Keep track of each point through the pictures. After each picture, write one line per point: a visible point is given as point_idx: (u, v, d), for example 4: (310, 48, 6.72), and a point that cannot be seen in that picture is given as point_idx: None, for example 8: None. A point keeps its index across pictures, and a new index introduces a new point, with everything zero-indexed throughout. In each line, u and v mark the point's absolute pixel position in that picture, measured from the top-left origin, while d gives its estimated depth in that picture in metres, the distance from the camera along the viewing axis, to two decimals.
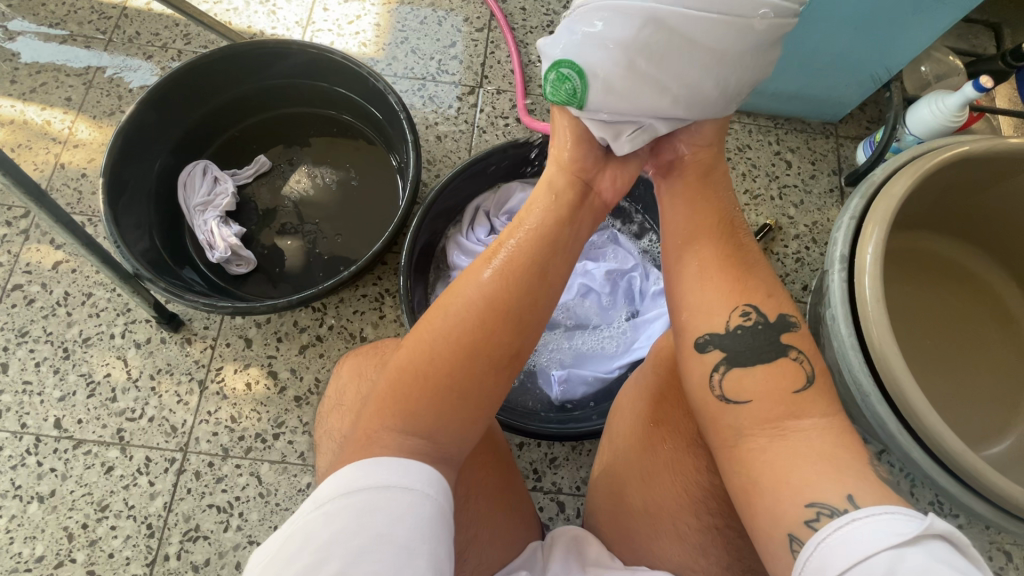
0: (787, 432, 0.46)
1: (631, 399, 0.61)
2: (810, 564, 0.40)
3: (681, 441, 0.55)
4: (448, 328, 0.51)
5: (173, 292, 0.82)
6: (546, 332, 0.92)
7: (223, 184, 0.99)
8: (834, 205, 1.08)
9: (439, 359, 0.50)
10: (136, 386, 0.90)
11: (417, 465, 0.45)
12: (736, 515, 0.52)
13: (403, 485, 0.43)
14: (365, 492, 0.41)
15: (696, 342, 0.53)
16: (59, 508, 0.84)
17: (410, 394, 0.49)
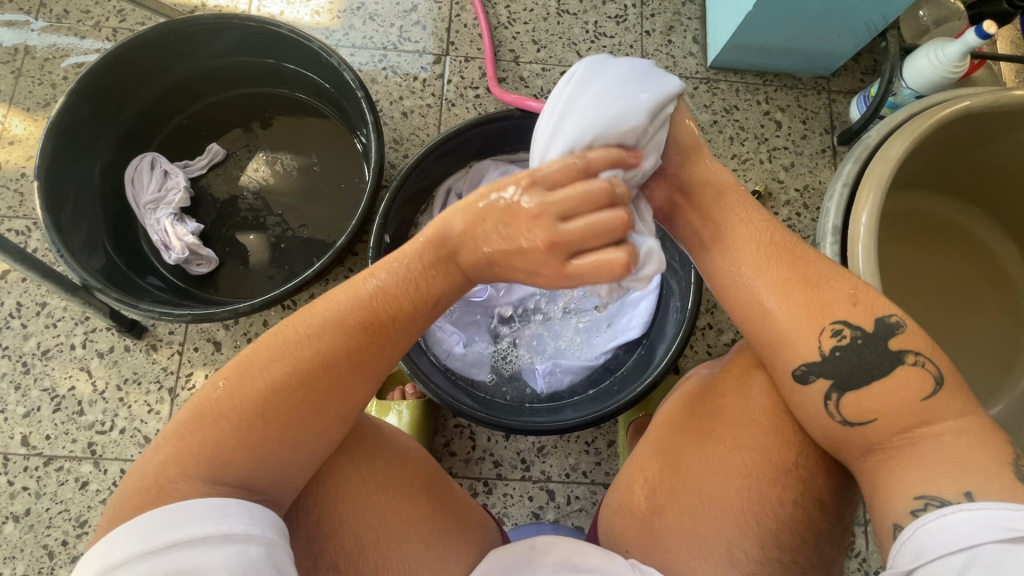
0: (918, 439, 0.43)
1: (714, 406, 0.54)
2: (904, 545, 0.40)
3: (767, 470, 0.49)
4: (273, 370, 0.44)
5: (125, 302, 0.77)
6: (528, 320, 0.89)
7: (174, 178, 0.92)
8: (827, 166, 1.03)
9: (261, 407, 0.43)
10: (103, 398, 0.86)
11: (239, 505, 0.40)
12: (805, 550, 0.49)
13: (211, 531, 0.38)
14: (176, 549, 0.37)
15: (793, 373, 0.48)
16: (37, 526, 0.82)
17: (216, 439, 0.42)
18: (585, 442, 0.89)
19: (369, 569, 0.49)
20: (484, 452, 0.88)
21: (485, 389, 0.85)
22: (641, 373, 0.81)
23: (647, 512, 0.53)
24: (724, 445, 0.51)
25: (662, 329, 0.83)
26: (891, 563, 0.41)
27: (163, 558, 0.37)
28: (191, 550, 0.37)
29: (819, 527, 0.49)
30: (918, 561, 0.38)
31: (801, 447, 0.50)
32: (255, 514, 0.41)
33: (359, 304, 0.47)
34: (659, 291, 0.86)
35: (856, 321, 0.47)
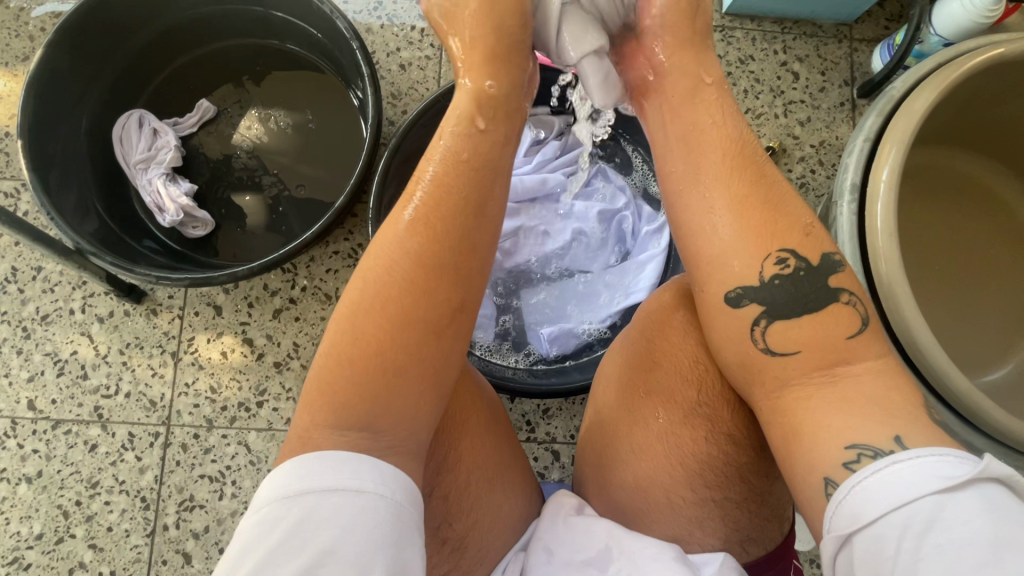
0: (837, 378, 0.41)
1: (627, 357, 0.54)
2: (843, 503, 0.37)
3: (675, 413, 0.49)
4: (380, 308, 0.43)
5: (121, 266, 0.76)
6: (532, 283, 0.87)
7: (164, 136, 0.89)
8: (845, 121, 0.98)
9: (378, 348, 0.42)
10: (106, 362, 0.86)
11: (376, 462, 0.39)
12: (735, 485, 0.49)
13: (379, 493, 0.38)
14: (316, 493, 0.37)
15: (726, 298, 0.45)
16: (49, 487, 0.83)
17: (343, 392, 0.41)
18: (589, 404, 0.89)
19: (464, 509, 0.48)
20: None
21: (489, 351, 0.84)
22: None
23: (592, 469, 0.55)
24: (639, 395, 0.51)
25: None
26: (830, 525, 0.38)
27: (303, 499, 0.36)
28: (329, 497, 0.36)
29: (742, 461, 0.49)
30: (863, 520, 0.36)
31: (701, 384, 0.49)
32: (385, 469, 0.39)
33: (418, 223, 0.46)
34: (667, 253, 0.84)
35: (803, 252, 0.44)
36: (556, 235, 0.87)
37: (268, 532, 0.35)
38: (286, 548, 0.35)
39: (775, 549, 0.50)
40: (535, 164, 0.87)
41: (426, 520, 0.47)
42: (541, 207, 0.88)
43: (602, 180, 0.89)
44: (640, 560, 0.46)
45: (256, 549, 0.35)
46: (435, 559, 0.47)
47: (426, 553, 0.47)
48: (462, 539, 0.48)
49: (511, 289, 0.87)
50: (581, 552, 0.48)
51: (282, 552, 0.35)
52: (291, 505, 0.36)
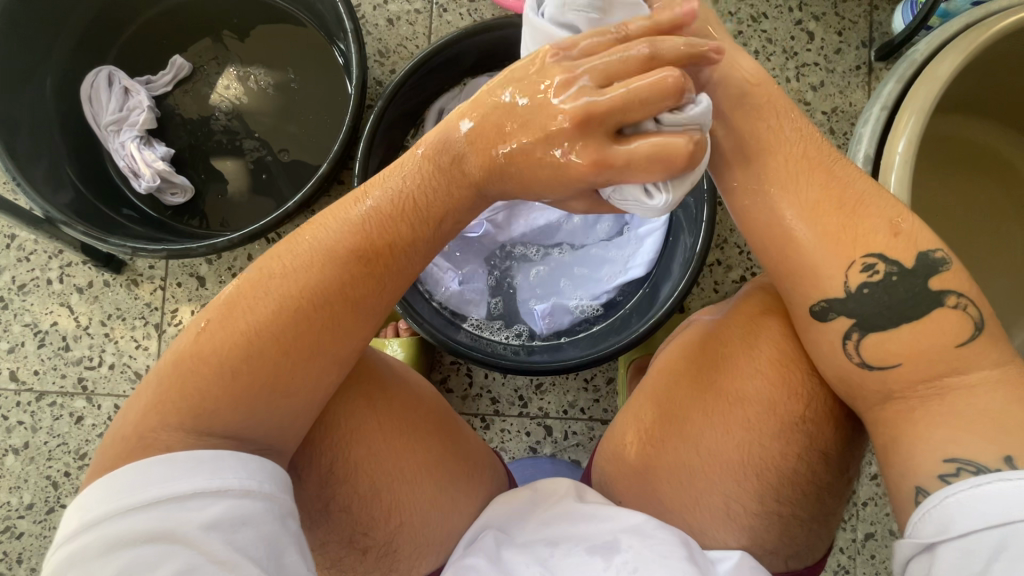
0: (949, 389, 0.40)
1: (711, 356, 0.51)
2: (931, 514, 0.37)
3: (771, 423, 0.48)
4: (258, 307, 0.41)
5: (93, 236, 0.72)
6: (527, 256, 0.84)
7: (136, 96, 0.83)
8: (860, 85, 0.93)
9: (243, 348, 0.40)
10: (88, 333, 0.84)
11: (238, 459, 0.37)
12: (807, 503, 0.49)
13: (243, 487, 0.36)
14: (165, 504, 0.34)
15: (811, 310, 0.45)
16: (37, 459, 0.82)
17: (198, 385, 0.39)
18: (584, 379, 0.87)
19: (384, 517, 0.47)
20: (481, 389, 0.87)
21: (480, 326, 0.82)
22: (643, 313, 0.77)
23: (636, 463, 0.53)
24: (726, 398, 0.49)
25: (671, 266, 0.77)
26: (911, 532, 0.38)
27: (147, 512, 0.34)
28: (184, 505, 0.34)
29: (821, 481, 0.49)
30: (950, 532, 0.36)
31: (809, 400, 0.47)
32: (249, 466, 0.37)
33: (345, 227, 0.44)
34: (668, 226, 0.81)
35: (894, 255, 0.43)
36: (554, 206, 0.83)
37: (109, 555, 0.33)
38: (135, 568, 0.32)
39: (813, 564, 0.52)
40: None
41: (337, 531, 0.47)
42: None
43: None
44: (646, 548, 0.45)
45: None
46: (359, 564, 0.49)
47: (345, 561, 0.49)
48: (385, 547, 0.48)
49: (507, 262, 0.84)
50: (586, 539, 0.48)
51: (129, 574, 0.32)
52: (130, 520, 0.33)
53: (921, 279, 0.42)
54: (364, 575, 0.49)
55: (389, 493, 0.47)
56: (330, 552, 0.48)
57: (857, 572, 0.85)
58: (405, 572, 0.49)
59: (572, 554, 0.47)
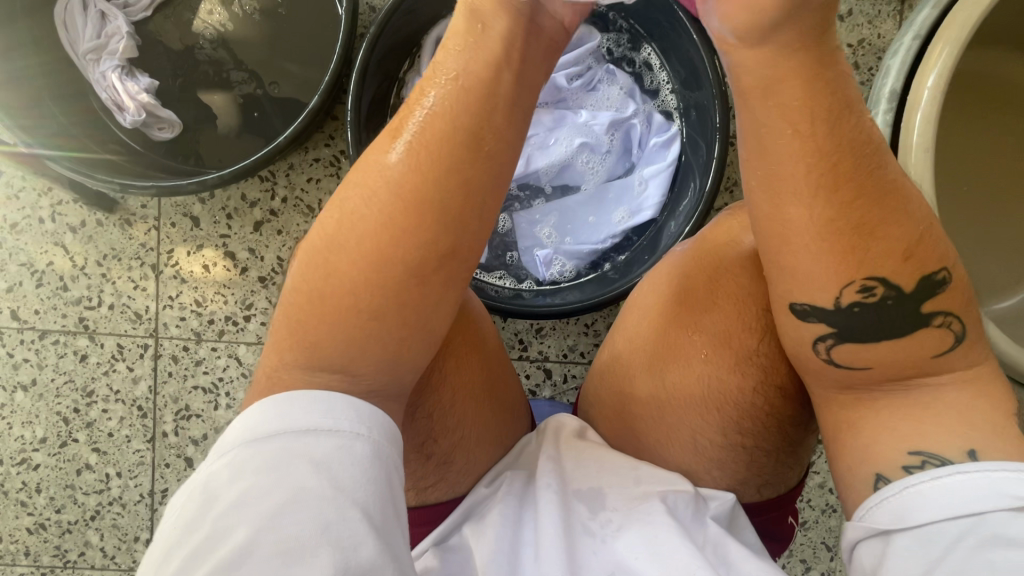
0: (918, 385, 0.41)
1: (679, 287, 0.52)
2: (887, 502, 0.39)
3: (726, 358, 0.49)
4: (373, 210, 0.42)
5: (79, 172, 0.69)
6: (529, 201, 0.81)
7: (113, 20, 0.78)
8: (891, 16, 0.86)
9: (368, 273, 0.42)
10: (85, 273, 0.83)
11: (347, 401, 0.40)
12: (769, 436, 0.49)
13: (355, 431, 0.39)
14: (288, 434, 0.37)
15: (791, 307, 0.42)
16: (46, 395, 0.84)
17: (329, 309, 0.43)
18: (584, 325, 0.87)
19: (449, 425, 0.49)
20: None
21: (479, 272, 0.81)
22: (648, 256, 0.76)
23: (616, 402, 0.54)
24: (691, 331, 0.50)
25: (677, 210, 0.76)
26: (863, 515, 0.40)
27: (274, 440, 0.37)
28: (303, 440, 0.37)
29: (786, 414, 0.49)
30: (903, 522, 0.37)
31: (763, 335, 0.48)
32: (360, 413, 0.40)
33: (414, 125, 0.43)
34: (675, 168, 0.79)
35: (898, 278, 0.40)
36: (557, 148, 0.79)
37: (240, 474, 0.36)
38: (260, 487, 0.35)
39: (787, 494, 0.52)
40: None
41: (410, 436, 0.48)
42: (540, 115, 0.79)
43: (611, 83, 0.80)
44: (635, 510, 0.46)
45: (228, 490, 0.35)
46: (421, 472, 0.49)
47: (408, 467, 0.49)
48: (447, 455, 0.49)
49: (509, 208, 0.82)
50: (574, 483, 0.48)
51: (256, 490, 0.35)
52: (259, 447, 0.37)
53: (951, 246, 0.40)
54: (417, 484, 0.49)
55: (459, 398, 0.49)
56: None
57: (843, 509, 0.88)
58: (455, 483, 0.50)
59: (565, 497, 0.48)
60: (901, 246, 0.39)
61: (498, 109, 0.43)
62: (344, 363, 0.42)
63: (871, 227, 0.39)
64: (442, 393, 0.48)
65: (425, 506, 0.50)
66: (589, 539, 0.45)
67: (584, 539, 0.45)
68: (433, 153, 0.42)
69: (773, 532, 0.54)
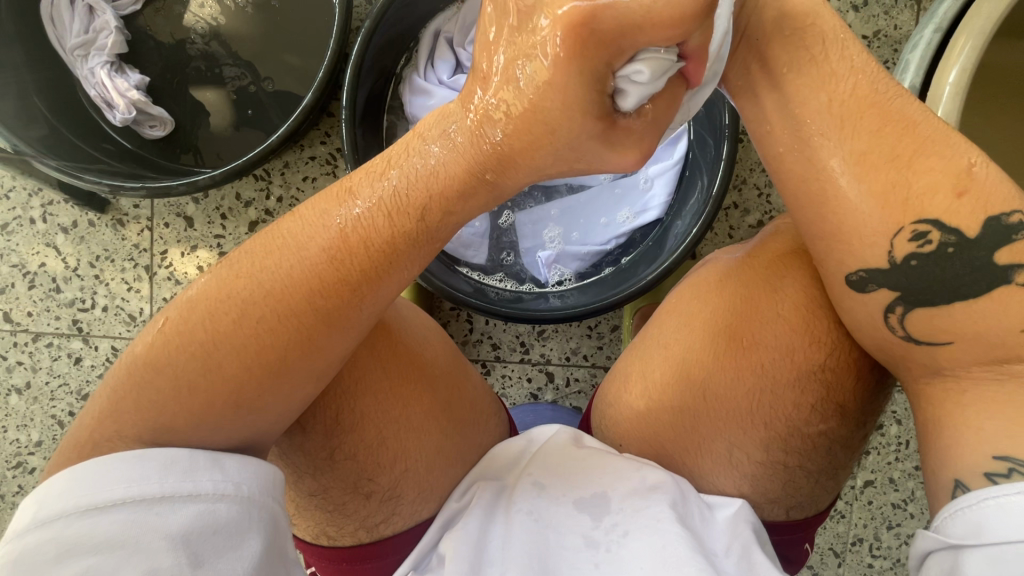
0: (1010, 377, 0.37)
1: (730, 295, 0.48)
2: (962, 513, 0.35)
3: (787, 372, 0.46)
4: (281, 258, 0.39)
5: (65, 173, 0.67)
6: (533, 200, 0.79)
7: (101, 15, 0.76)
8: (909, 5, 0.82)
9: (264, 324, 0.38)
10: (77, 275, 0.81)
11: (208, 455, 0.36)
12: (814, 455, 0.47)
13: (217, 493, 0.35)
14: (132, 505, 0.33)
15: (847, 280, 0.41)
16: (41, 398, 0.82)
17: (215, 356, 0.38)
18: (588, 326, 0.85)
19: (384, 463, 0.45)
20: (482, 334, 0.85)
21: (480, 274, 0.79)
22: (653, 258, 0.74)
23: (636, 413, 0.51)
24: (737, 345, 0.47)
25: (684, 210, 0.74)
26: (937, 526, 0.37)
27: (111, 514, 0.33)
28: (149, 511, 0.33)
29: (836, 434, 0.47)
30: (978, 538, 0.34)
31: (832, 349, 0.45)
32: (229, 466, 0.36)
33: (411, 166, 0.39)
34: (682, 167, 0.76)
35: (977, 236, 0.38)
36: None
37: (66, 557, 0.32)
38: (98, 568, 0.32)
39: (815, 516, 0.50)
40: None
41: (343, 475, 0.45)
42: None
43: None
44: (638, 510, 0.44)
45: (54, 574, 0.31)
46: (361, 510, 0.46)
47: (349, 505, 0.46)
48: (390, 493, 0.46)
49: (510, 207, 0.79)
50: (576, 491, 0.46)
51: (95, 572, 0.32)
52: (96, 521, 0.32)
53: (990, 255, 0.38)
54: (365, 521, 0.46)
55: (388, 437, 0.45)
56: (328, 501, 0.45)
57: (852, 516, 0.86)
58: (410, 514, 0.46)
59: (560, 506, 0.45)
60: (949, 179, 0.38)
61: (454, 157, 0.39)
62: (235, 419, 0.38)
63: (930, 170, 0.38)
64: (366, 435, 0.44)
65: (381, 540, 0.47)
66: (591, 552, 0.43)
67: (582, 554, 0.43)
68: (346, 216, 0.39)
69: (788, 554, 0.52)
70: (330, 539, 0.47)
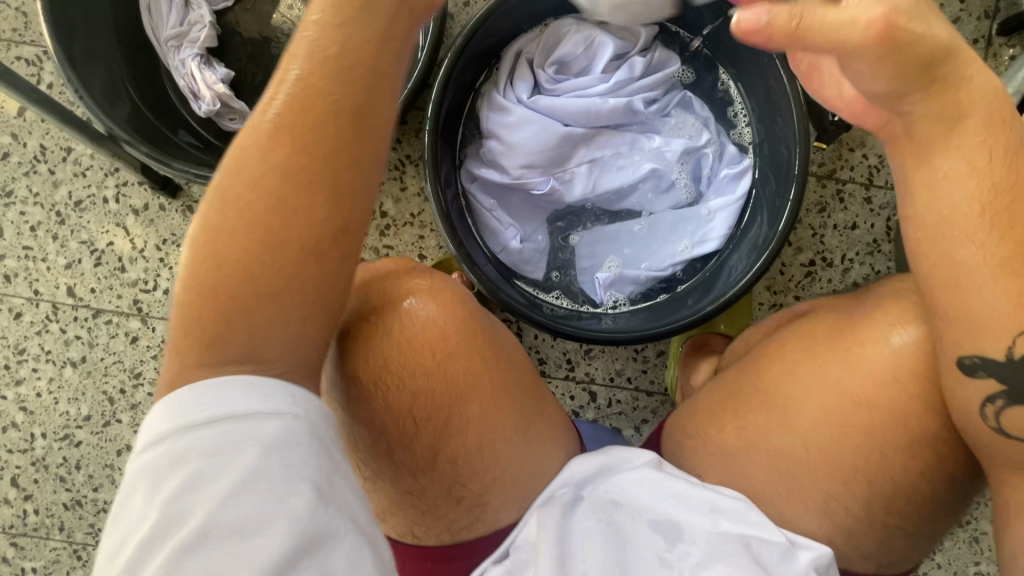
0: None
1: (849, 350, 0.49)
2: None
3: (900, 437, 0.47)
4: (242, 184, 0.38)
5: (156, 159, 0.68)
6: (595, 221, 0.81)
7: (196, 9, 0.78)
8: None
9: (243, 253, 0.37)
10: (143, 256, 0.83)
11: (280, 385, 0.37)
12: (910, 517, 0.48)
13: (282, 409, 0.36)
14: (222, 423, 0.35)
15: (959, 362, 0.43)
16: (95, 373, 0.84)
17: (222, 305, 0.38)
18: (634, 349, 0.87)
19: (477, 470, 0.47)
20: (530, 348, 0.86)
21: (536, 289, 0.80)
22: (710, 289, 0.75)
23: (728, 451, 0.52)
24: (839, 394, 0.49)
25: (744, 244, 0.76)
26: None
27: (208, 430, 0.34)
28: (233, 428, 0.35)
29: (940, 502, 0.49)
30: None
31: (940, 417, 0.47)
32: (285, 393, 0.37)
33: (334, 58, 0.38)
34: (744, 201, 0.78)
35: None
36: (633, 169, 0.78)
37: (178, 465, 0.33)
38: (202, 486, 0.33)
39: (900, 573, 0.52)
40: (613, 83, 0.74)
41: (438, 481, 0.47)
42: (612, 138, 0.77)
43: (686, 112, 0.79)
44: (716, 547, 0.44)
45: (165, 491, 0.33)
46: (451, 513, 0.48)
47: (439, 508, 0.48)
48: (480, 498, 0.47)
49: (572, 227, 0.81)
50: (651, 511, 0.47)
51: (200, 484, 0.33)
52: (190, 439, 0.34)
53: None
54: (451, 525, 0.48)
55: (484, 444, 0.46)
56: (422, 501, 0.48)
57: None
58: (494, 522, 0.48)
59: (635, 525, 0.46)
60: None
61: (389, 40, 0.40)
62: (260, 362, 0.38)
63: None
64: (463, 442, 0.46)
65: (465, 542, 0.49)
66: (665, 571, 0.44)
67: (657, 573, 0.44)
68: (284, 124, 0.38)
69: None
70: (415, 537, 0.49)
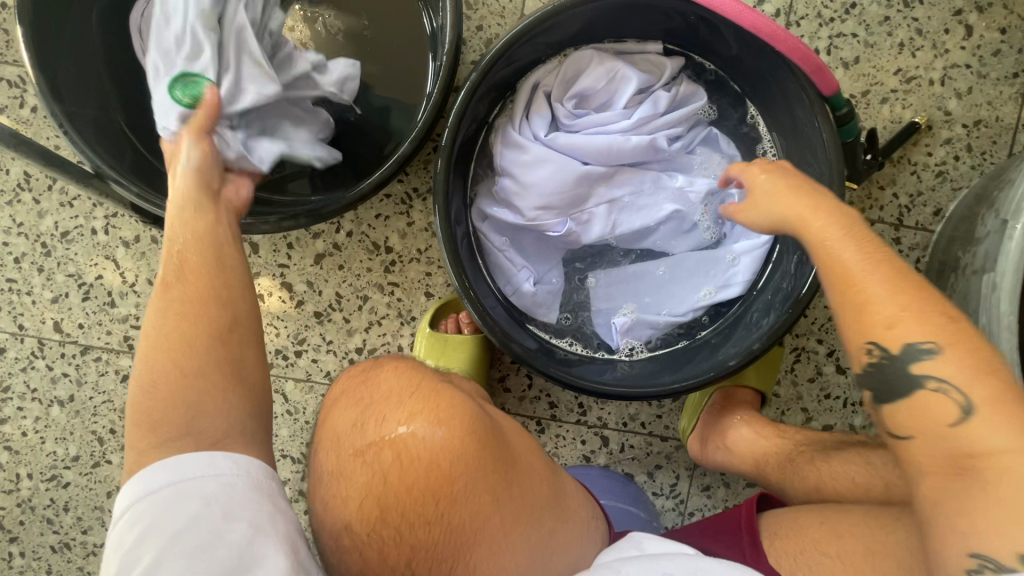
0: None
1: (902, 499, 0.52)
2: None
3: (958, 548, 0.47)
4: (179, 306, 0.47)
5: (145, 199, 0.63)
6: (612, 262, 0.77)
7: None
8: (1013, 98, 0.81)
9: (179, 350, 0.45)
10: (135, 291, 0.78)
11: (226, 454, 0.41)
12: None
13: (228, 472, 0.40)
14: (183, 479, 0.38)
15: None
16: (83, 413, 0.80)
17: (162, 399, 0.42)
18: None
19: None
20: (540, 391, 0.82)
21: (549, 333, 0.76)
22: (732, 339, 0.72)
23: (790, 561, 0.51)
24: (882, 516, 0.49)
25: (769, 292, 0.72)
26: None
27: (167, 486, 0.38)
28: (189, 480, 0.38)
29: None
30: None
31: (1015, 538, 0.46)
32: (222, 461, 0.40)
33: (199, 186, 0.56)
34: (770, 246, 0.73)
35: None
36: (655, 209, 0.73)
37: (135, 522, 0.37)
38: (153, 533, 0.36)
39: None
40: (636, 120, 0.70)
41: None
42: (633, 177, 0.73)
43: (711, 149, 0.75)
44: None
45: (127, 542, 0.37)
46: None
47: None
48: None
49: (588, 268, 0.77)
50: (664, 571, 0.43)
51: (156, 531, 0.37)
52: (150, 498, 0.38)
53: None
54: None
55: None
56: None
57: None
58: None
59: None
60: None
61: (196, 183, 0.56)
62: (199, 433, 0.41)
63: None
64: None
65: None
66: None
67: None
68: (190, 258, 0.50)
69: None
70: None
